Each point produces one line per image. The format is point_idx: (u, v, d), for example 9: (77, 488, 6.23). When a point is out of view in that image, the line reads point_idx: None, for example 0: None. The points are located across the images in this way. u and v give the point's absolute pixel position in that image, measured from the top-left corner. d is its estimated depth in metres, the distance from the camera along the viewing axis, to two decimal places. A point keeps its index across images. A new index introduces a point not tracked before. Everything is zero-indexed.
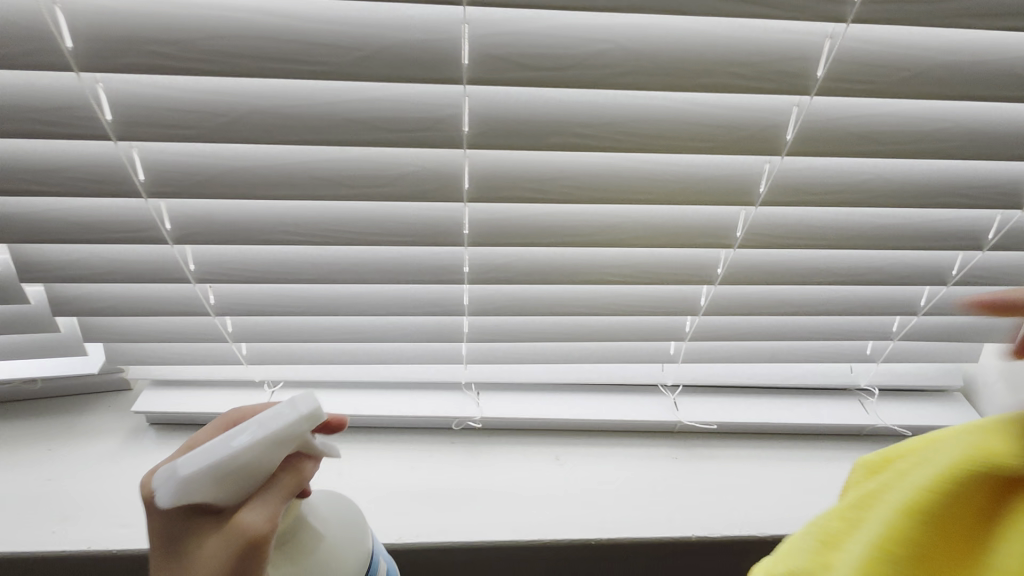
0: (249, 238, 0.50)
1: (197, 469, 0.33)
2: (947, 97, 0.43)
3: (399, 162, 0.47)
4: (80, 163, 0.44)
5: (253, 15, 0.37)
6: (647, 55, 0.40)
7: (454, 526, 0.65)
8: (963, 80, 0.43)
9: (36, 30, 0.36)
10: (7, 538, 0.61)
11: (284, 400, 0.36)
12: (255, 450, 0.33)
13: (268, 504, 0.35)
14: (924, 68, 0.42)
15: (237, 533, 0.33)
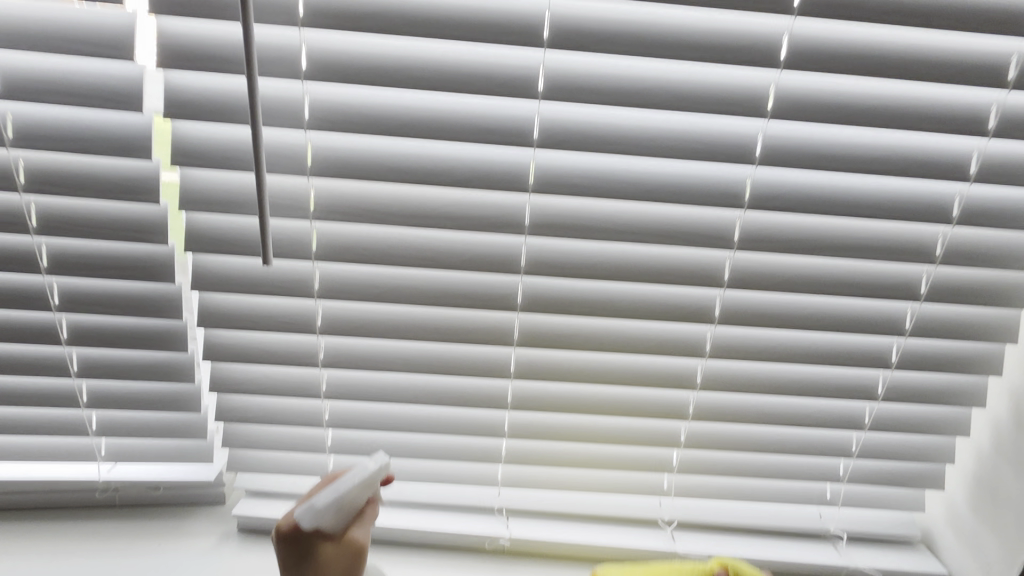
0: (375, 364, 0.79)
1: (329, 504, 0.59)
2: (794, 291, 0.74)
3: (473, 320, 0.78)
4: (292, 313, 0.77)
5: (412, 239, 0.74)
6: (616, 266, 0.74)
7: None
8: (804, 283, 0.74)
9: (307, 241, 0.73)
10: None
11: (365, 460, 0.63)
12: (358, 489, 0.61)
13: (364, 521, 0.62)
14: (779, 277, 0.74)
15: (351, 543, 0.60)
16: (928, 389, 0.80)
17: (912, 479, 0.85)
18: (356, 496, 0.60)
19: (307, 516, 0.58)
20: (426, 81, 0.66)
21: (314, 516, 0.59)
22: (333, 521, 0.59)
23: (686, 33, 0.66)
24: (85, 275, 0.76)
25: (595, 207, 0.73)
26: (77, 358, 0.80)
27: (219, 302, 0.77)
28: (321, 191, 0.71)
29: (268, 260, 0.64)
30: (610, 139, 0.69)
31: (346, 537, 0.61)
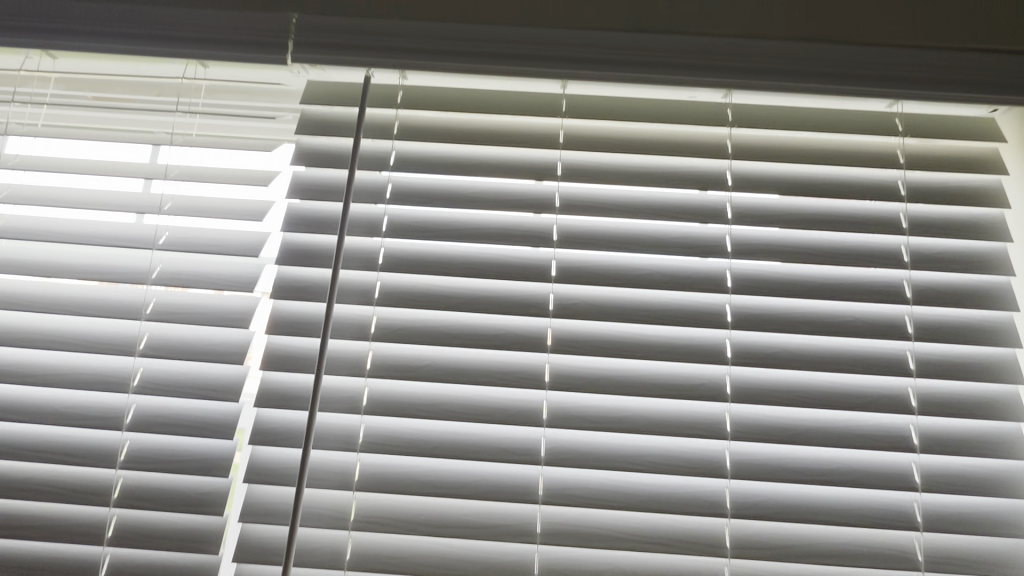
0: (407, 528, 0.76)
1: None
2: (822, 444, 0.78)
3: (507, 479, 0.78)
4: (329, 468, 0.79)
5: (450, 392, 0.81)
6: (647, 421, 0.79)
7: None
8: (825, 435, 0.79)
9: (355, 394, 0.81)
10: None
11: None
12: None
13: None
14: (799, 430, 0.79)
15: None
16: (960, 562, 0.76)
17: None
18: None
19: None
20: (465, 267, 0.84)
21: None
22: None
23: (666, 233, 0.86)
24: (155, 435, 0.82)
25: (615, 365, 0.82)
26: (114, 523, 0.80)
27: (268, 457, 0.80)
28: (378, 353, 0.82)
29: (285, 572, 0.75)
30: (618, 309, 0.83)
31: None
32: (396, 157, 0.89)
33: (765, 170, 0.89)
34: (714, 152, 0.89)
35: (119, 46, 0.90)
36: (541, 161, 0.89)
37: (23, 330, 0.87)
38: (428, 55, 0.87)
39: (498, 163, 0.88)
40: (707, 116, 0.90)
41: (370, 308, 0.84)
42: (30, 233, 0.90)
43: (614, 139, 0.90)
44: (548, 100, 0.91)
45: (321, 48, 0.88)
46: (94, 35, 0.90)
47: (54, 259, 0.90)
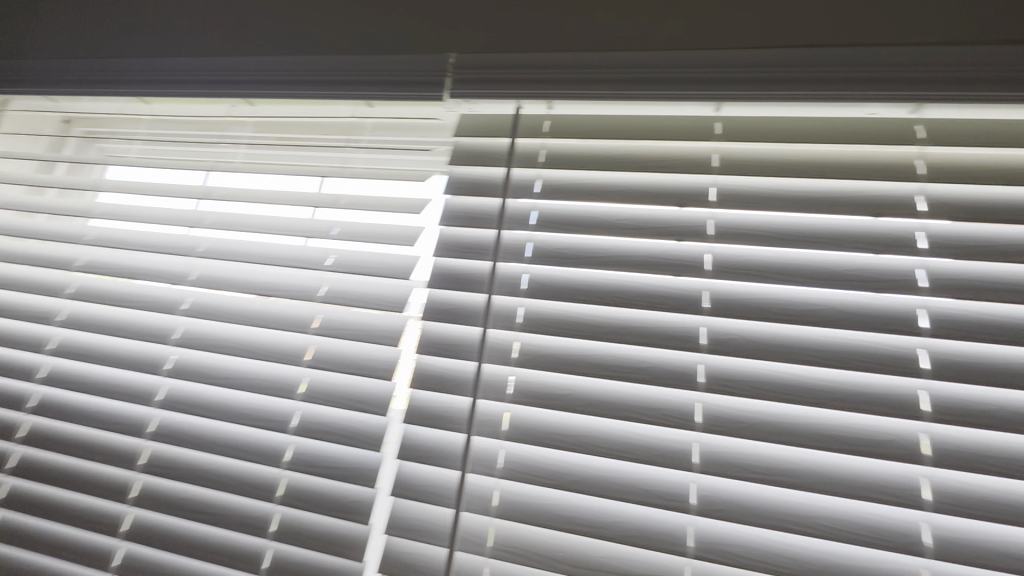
0: (543, 563, 0.74)
1: None
2: None
3: (650, 523, 0.73)
4: (468, 490, 0.80)
5: (591, 424, 0.78)
6: (816, 477, 0.70)
7: None
8: None
9: (496, 419, 0.81)
10: None
11: None
12: None
13: None
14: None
15: None
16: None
17: None
18: None
19: None
20: (611, 294, 0.82)
21: None
22: None
23: (840, 263, 0.77)
24: (315, 441, 0.89)
25: (776, 410, 0.74)
26: (277, 519, 0.88)
27: (412, 473, 0.83)
28: (520, 378, 0.82)
29: None
30: (781, 347, 0.75)
31: None
32: (542, 185, 0.90)
33: (967, 194, 0.76)
34: (902, 174, 0.78)
35: (305, 91, 1.03)
36: (692, 186, 0.85)
37: (216, 337, 1.00)
38: (578, 85, 0.87)
39: (647, 190, 0.86)
40: (888, 134, 0.80)
41: (512, 333, 0.85)
42: (227, 255, 1.04)
43: (776, 162, 0.83)
44: (699, 124, 0.87)
45: (476, 84, 0.92)
46: (286, 85, 1.04)
47: (244, 277, 1.03)
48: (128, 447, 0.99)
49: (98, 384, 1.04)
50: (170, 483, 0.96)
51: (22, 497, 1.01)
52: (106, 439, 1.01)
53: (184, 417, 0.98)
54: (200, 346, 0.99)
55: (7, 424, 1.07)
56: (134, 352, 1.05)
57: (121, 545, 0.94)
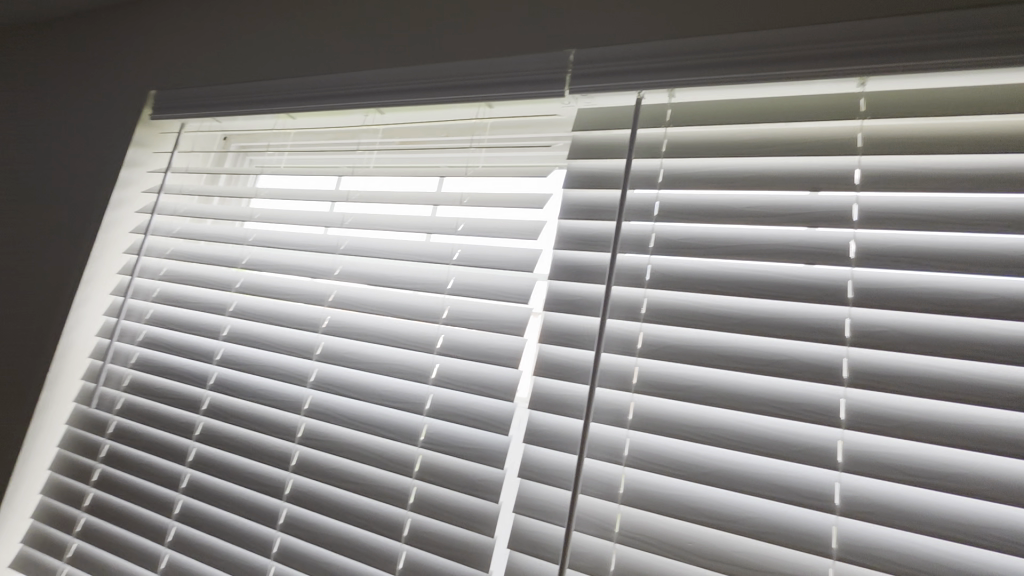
0: (673, 552, 0.74)
1: None
2: None
3: (788, 521, 0.71)
4: (594, 476, 0.82)
5: (722, 417, 0.77)
6: (989, 484, 0.63)
7: None
8: None
9: (621, 408, 0.82)
10: None
11: None
12: None
13: None
14: None
15: None
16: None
17: None
18: None
19: None
20: (741, 285, 0.79)
21: None
22: None
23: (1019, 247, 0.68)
24: (447, 422, 0.96)
25: (938, 409, 0.68)
26: (414, 493, 0.96)
27: (538, 456, 0.87)
28: (645, 369, 0.83)
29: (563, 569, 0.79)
30: (944, 340, 0.68)
31: None
32: (664, 175, 0.89)
33: None
34: None
35: (431, 97, 1.10)
36: (832, 170, 0.79)
37: (358, 326, 1.11)
38: (703, 69, 0.85)
39: (779, 176, 0.82)
40: None
41: (636, 323, 0.85)
42: (364, 251, 1.15)
43: (934, 137, 0.75)
44: (840, 102, 0.81)
45: (595, 78, 0.93)
46: (414, 92, 1.12)
47: (381, 272, 1.13)
48: (287, 422, 1.13)
49: (262, 367, 1.20)
50: (322, 455, 1.08)
51: (206, 461, 1.20)
52: (270, 415, 1.16)
53: (333, 397, 1.10)
54: (345, 334, 1.11)
55: (194, 398, 1.27)
56: (290, 339, 1.19)
57: (284, 507, 1.08)
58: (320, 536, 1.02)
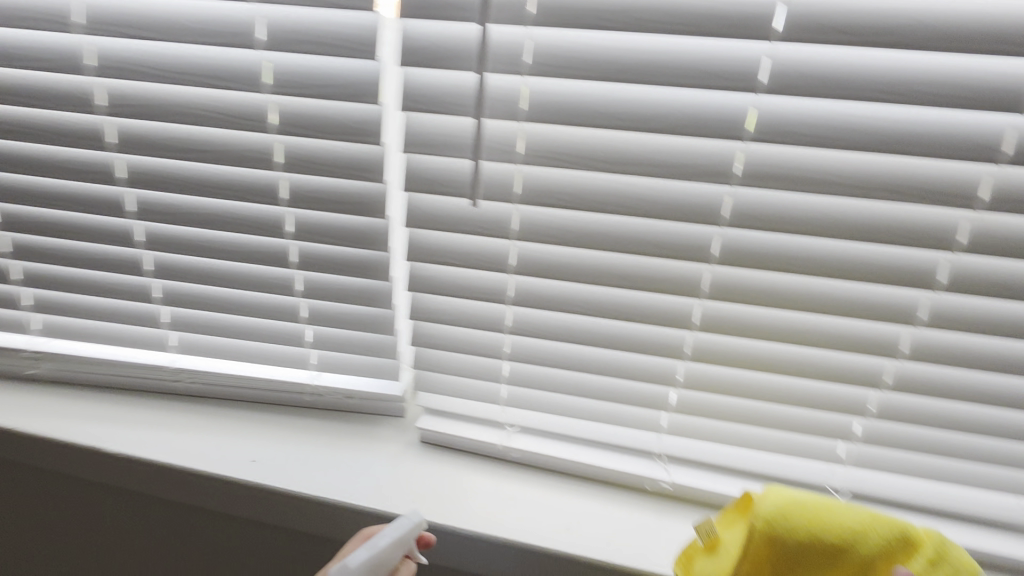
0: (561, 307, 0.79)
1: (361, 565, 0.66)
2: None
3: (668, 270, 0.75)
4: (484, 250, 0.79)
5: (612, 183, 0.71)
6: (848, 224, 0.67)
7: (653, 552, 0.80)
8: None
9: (507, 181, 0.74)
10: (324, 480, 0.89)
11: (399, 523, 0.74)
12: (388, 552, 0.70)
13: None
14: None
15: None
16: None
17: None
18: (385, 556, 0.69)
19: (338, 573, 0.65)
20: (649, 19, 0.63)
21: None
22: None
23: None
24: (315, 209, 0.85)
25: (826, 155, 0.66)
26: (301, 281, 0.92)
27: (424, 236, 0.81)
28: (532, 134, 0.71)
29: (475, 199, 0.74)
30: (852, 80, 0.62)
31: None
32: None
33: None
34: None
35: None
36: None
37: (155, 98, 0.82)
38: None
39: None
40: None
41: (520, 77, 0.69)
42: None
43: None
44: None
45: None
46: None
47: (150, 12, 0.77)
48: (118, 226, 0.94)
49: (40, 162, 0.91)
50: (180, 255, 0.95)
51: (37, 278, 1.01)
52: (89, 220, 0.94)
53: (161, 193, 0.90)
54: (141, 112, 0.83)
55: None
56: (62, 121, 0.87)
57: (162, 308, 1.00)
58: (219, 327, 1.00)
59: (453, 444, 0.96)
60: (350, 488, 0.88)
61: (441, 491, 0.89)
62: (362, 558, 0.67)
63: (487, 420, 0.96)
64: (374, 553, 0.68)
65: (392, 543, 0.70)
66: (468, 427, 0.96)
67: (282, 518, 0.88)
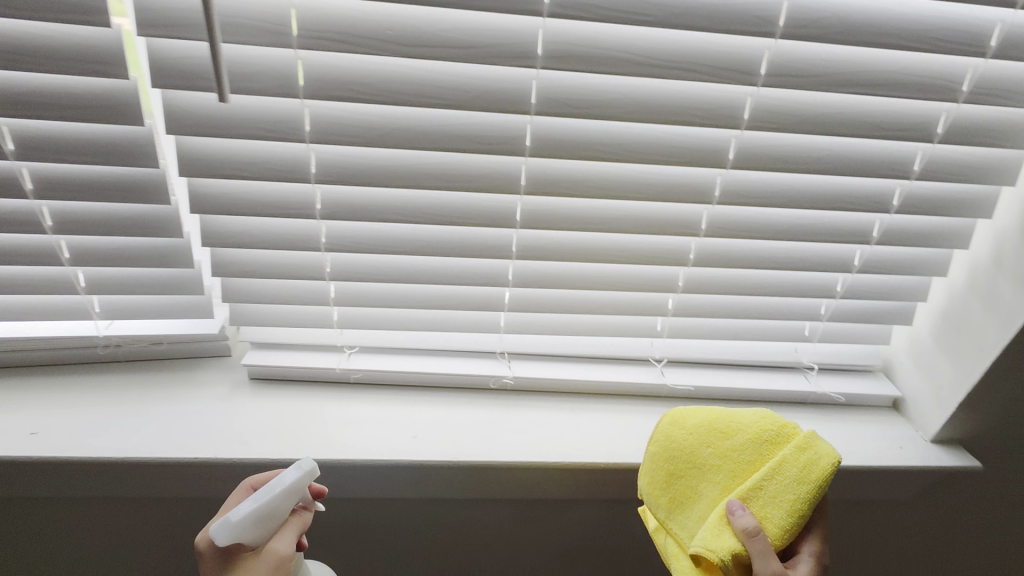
0: (377, 216, 0.74)
1: (247, 520, 0.58)
2: (839, 133, 0.71)
3: (484, 166, 0.72)
4: (277, 158, 0.69)
5: (410, 70, 0.64)
6: (649, 105, 0.67)
7: (498, 438, 0.84)
8: (845, 124, 0.71)
9: (287, 70, 0.62)
10: (134, 438, 0.79)
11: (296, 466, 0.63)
12: (281, 502, 0.61)
13: (288, 529, 0.63)
14: (818, 117, 0.70)
15: (272, 555, 0.61)
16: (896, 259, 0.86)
17: (894, 316, 0.92)
18: (278, 507, 0.60)
19: (221, 529, 0.57)
20: None
21: (231, 529, 0.57)
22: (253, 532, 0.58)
23: None
24: (39, 118, 0.66)
25: (622, 31, 0.64)
26: (48, 213, 0.74)
27: (200, 146, 0.68)
28: (307, 10, 0.60)
29: (223, 96, 0.59)
30: None
31: (267, 549, 0.61)
32: None
33: None
34: None
35: None
36: None
37: None
38: None
39: None
40: None
41: None
42: None
43: None
44: None
45: None
46: None
47: None
48: None
49: None
50: None
51: None
52: None
53: None
54: None
55: None
56: None
57: None
58: None
59: (287, 376, 0.89)
60: (168, 442, 0.78)
61: (276, 424, 0.83)
62: (244, 514, 0.57)
63: (323, 343, 0.92)
64: (259, 507, 0.59)
65: (282, 494, 0.60)
66: (303, 355, 0.90)
67: (96, 483, 0.79)
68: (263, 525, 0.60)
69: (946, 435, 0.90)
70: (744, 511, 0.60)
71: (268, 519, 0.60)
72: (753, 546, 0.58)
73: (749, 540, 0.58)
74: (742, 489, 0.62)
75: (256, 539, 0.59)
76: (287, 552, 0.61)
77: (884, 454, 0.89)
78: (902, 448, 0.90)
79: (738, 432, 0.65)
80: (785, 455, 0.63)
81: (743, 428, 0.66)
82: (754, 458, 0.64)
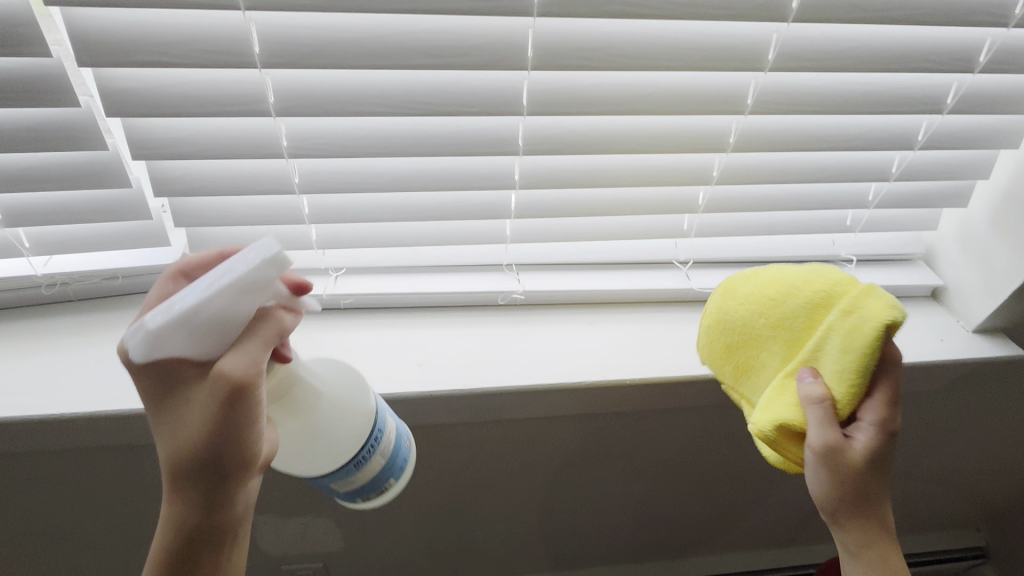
0: (345, 110, 0.58)
1: (174, 324, 0.41)
2: None
3: (478, 35, 0.55)
4: (207, 37, 0.53)
5: None
6: None
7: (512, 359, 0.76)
8: None
9: None
10: (104, 391, 0.69)
11: (252, 248, 0.45)
12: (220, 300, 0.43)
13: (251, 335, 0.46)
14: None
15: (223, 379, 0.45)
16: (970, 131, 0.73)
17: (950, 198, 0.81)
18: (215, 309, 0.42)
19: (139, 336, 0.41)
20: None
21: (153, 341, 0.42)
22: (189, 341, 0.43)
23: None
24: None
25: None
26: None
27: (101, 24, 0.51)
28: None
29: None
30: None
31: (219, 362, 0.45)
32: None
33: None
34: None
35: None
36: None
37: None
38: None
39: None
40: None
41: None
42: None
43: None
44: None
45: None
46: None
47: None
48: None
49: None
50: None
51: None
52: None
53: None
54: None
55: None
56: None
57: None
58: None
59: None
60: (135, 392, 0.69)
61: None
62: (169, 320, 0.41)
63: (306, 267, 0.80)
64: (192, 312, 0.41)
65: (221, 295, 0.42)
66: None
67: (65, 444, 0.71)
68: (201, 329, 0.43)
69: (991, 324, 0.83)
70: (810, 379, 0.51)
71: (217, 325, 0.43)
72: (811, 417, 0.50)
73: (808, 408, 0.51)
74: (803, 360, 0.52)
75: (204, 351, 0.44)
76: (248, 368, 0.45)
77: (924, 346, 0.83)
78: (943, 341, 0.84)
79: (791, 297, 0.52)
80: (861, 321, 0.49)
81: (795, 291, 0.52)
82: (810, 321, 0.52)
